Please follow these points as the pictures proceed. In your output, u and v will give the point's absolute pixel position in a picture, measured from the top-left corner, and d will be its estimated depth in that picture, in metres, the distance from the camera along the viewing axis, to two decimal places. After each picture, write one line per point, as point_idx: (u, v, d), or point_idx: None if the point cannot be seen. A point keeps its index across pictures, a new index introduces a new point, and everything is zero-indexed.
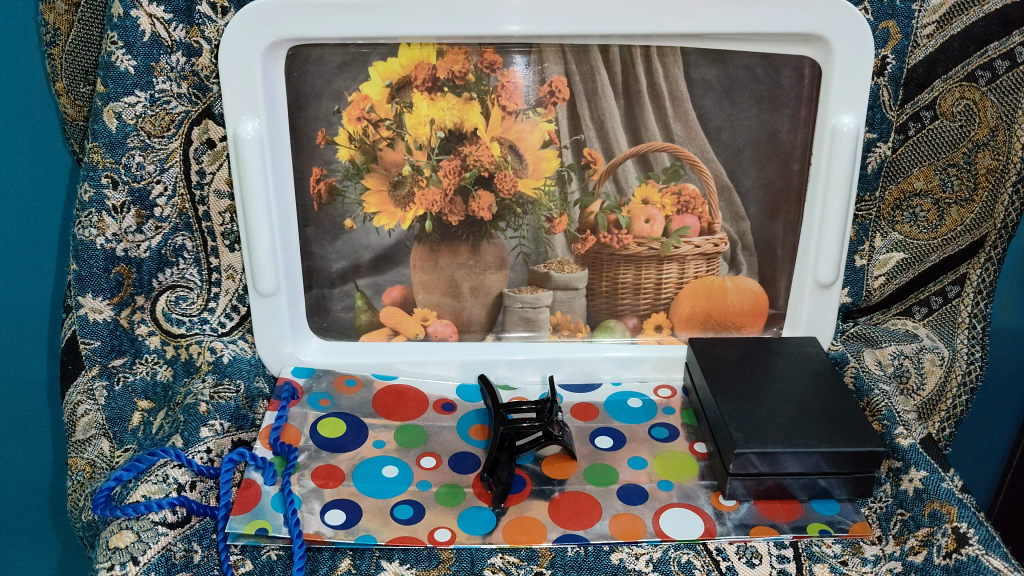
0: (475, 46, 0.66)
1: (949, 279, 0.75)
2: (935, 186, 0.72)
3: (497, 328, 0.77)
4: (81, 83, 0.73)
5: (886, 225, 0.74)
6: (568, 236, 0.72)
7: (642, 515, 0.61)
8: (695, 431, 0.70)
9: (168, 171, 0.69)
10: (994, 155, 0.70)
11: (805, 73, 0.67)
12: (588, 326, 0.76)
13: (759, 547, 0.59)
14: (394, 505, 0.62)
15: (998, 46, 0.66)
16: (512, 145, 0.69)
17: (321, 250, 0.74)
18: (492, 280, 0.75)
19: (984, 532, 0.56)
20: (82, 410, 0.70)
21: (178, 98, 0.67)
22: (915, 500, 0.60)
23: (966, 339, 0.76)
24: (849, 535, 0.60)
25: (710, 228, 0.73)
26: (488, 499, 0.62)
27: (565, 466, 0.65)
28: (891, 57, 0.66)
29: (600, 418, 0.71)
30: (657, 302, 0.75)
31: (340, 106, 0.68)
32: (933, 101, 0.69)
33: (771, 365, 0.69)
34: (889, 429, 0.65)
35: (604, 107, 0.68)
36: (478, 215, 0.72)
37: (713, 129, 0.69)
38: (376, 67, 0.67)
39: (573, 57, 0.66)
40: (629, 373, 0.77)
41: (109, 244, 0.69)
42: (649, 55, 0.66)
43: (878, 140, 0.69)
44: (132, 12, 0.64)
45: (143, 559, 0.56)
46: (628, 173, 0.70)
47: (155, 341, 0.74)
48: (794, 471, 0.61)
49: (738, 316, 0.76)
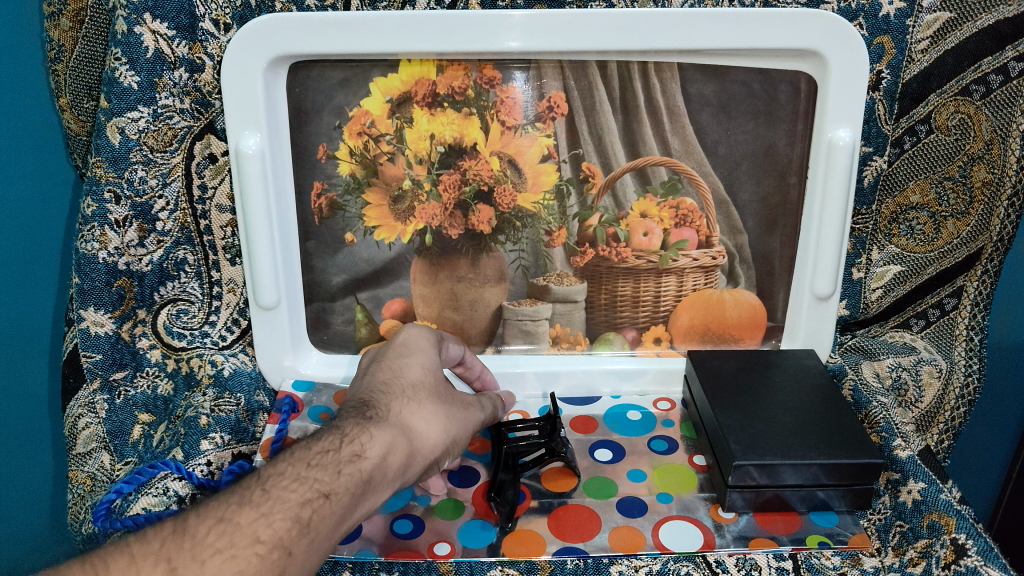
0: (475, 62, 0.67)
1: (947, 291, 0.76)
2: (931, 200, 0.72)
3: (497, 340, 0.78)
4: (84, 98, 0.73)
5: (883, 238, 0.74)
6: (568, 250, 0.73)
7: (641, 528, 0.61)
8: (695, 444, 0.70)
9: (170, 185, 0.70)
10: (989, 169, 0.71)
11: (802, 88, 0.68)
12: (588, 339, 0.77)
13: (758, 560, 0.60)
14: (394, 519, 0.62)
15: (992, 61, 0.67)
16: (512, 160, 0.70)
17: (321, 263, 0.74)
18: (492, 293, 0.75)
19: (983, 543, 0.56)
20: (83, 424, 0.69)
21: (181, 114, 0.68)
22: (914, 511, 0.60)
23: (964, 351, 0.76)
24: (849, 548, 0.60)
25: (709, 241, 0.73)
26: (493, 518, 0.62)
27: (565, 479, 0.65)
28: (886, 72, 0.67)
29: (600, 430, 0.71)
30: (657, 315, 0.76)
31: (340, 122, 0.69)
32: (928, 116, 0.70)
33: (769, 378, 0.69)
34: (887, 442, 0.65)
35: (603, 122, 0.69)
36: (478, 228, 0.72)
37: (711, 143, 0.70)
38: (376, 83, 0.67)
39: (572, 73, 0.67)
40: (629, 386, 0.77)
41: (111, 258, 0.70)
42: (646, 71, 0.67)
43: (874, 154, 0.69)
44: (136, 28, 0.64)
45: None
46: (627, 187, 0.71)
47: (155, 355, 0.74)
48: (793, 483, 0.61)
49: (737, 328, 0.77)
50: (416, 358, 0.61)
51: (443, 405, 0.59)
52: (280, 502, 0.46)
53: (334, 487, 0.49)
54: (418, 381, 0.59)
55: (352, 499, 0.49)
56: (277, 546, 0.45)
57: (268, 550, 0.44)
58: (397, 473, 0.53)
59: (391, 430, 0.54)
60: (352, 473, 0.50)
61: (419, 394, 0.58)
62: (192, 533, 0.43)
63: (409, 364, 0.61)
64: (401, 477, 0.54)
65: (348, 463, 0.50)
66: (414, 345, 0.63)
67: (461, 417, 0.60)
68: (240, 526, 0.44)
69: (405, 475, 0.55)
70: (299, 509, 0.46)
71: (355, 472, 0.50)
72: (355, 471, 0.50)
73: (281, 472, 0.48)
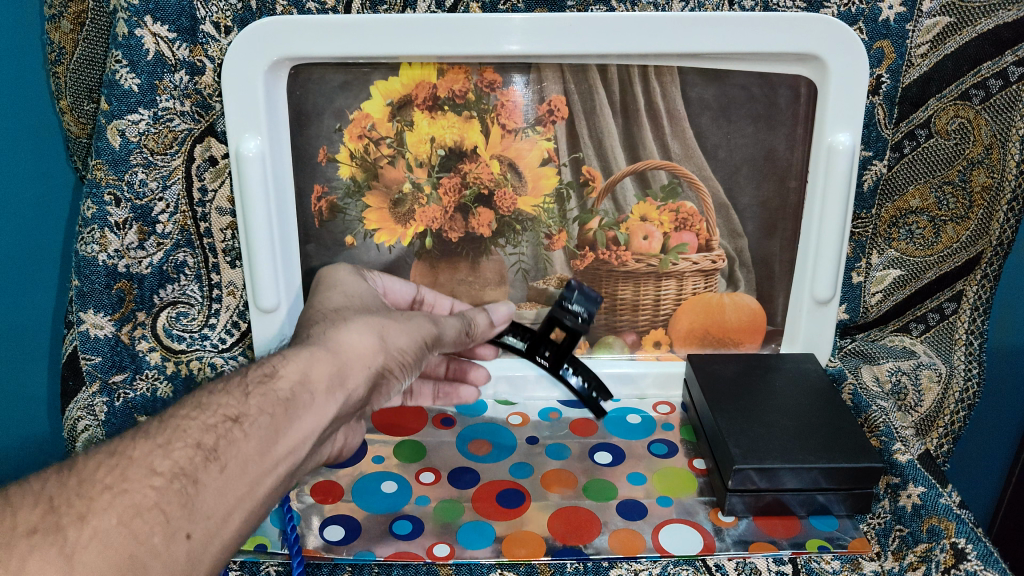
0: (475, 65, 0.67)
1: (946, 295, 0.76)
2: (931, 204, 0.72)
3: (496, 344, 0.77)
4: (85, 100, 0.73)
5: (882, 242, 0.74)
6: (568, 253, 0.73)
7: (641, 531, 0.61)
8: (695, 448, 0.70)
9: (170, 188, 0.70)
10: (988, 173, 0.71)
11: (801, 92, 0.68)
12: (589, 342, 0.77)
13: (758, 563, 0.60)
14: (394, 521, 0.62)
15: (991, 65, 0.67)
16: (512, 164, 0.70)
17: (321, 267, 0.74)
18: (492, 296, 0.75)
19: (983, 548, 0.56)
20: (82, 426, 0.70)
21: (181, 116, 0.68)
22: (914, 516, 0.60)
23: (964, 355, 0.76)
24: (849, 551, 0.60)
25: (709, 245, 0.74)
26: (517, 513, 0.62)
27: (565, 481, 0.65)
28: (886, 76, 0.67)
29: (598, 434, 0.71)
30: (656, 319, 0.76)
31: (341, 125, 0.69)
32: (928, 120, 0.70)
33: (769, 382, 0.69)
34: (887, 445, 0.65)
35: (603, 125, 0.69)
36: (478, 232, 0.72)
37: (710, 147, 0.70)
38: (376, 86, 0.68)
39: (572, 77, 0.67)
40: (628, 390, 0.77)
41: (111, 260, 0.70)
42: (647, 75, 0.67)
43: (873, 158, 0.69)
44: (136, 31, 0.64)
45: None
46: (627, 191, 0.71)
47: (155, 357, 0.74)
48: (793, 487, 0.61)
49: (737, 332, 0.77)
50: (340, 291, 0.69)
51: (374, 318, 0.64)
52: (179, 431, 0.46)
53: (244, 411, 0.50)
54: (342, 306, 0.66)
55: (270, 420, 0.50)
56: (176, 477, 0.44)
57: (166, 481, 0.43)
58: (326, 392, 0.55)
59: (315, 350, 0.57)
60: (263, 394, 0.51)
61: (348, 308, 0.65)
62: (79, 472, 0.42)
63: (332, 296, 0.69)
64: (340, 387, 0.57)
65: (256, 385, 0.52)
66: (340, 281, 0.71)
67: (400, 327, 0.64)
68: (133, 459, 0.44)
69: (342, 391, 0.57)
70: (201, 436, 0.47)
71: (267, 393, 0.51)
72: (267, 391, 0.52)
73: (178, 413, 0.48)
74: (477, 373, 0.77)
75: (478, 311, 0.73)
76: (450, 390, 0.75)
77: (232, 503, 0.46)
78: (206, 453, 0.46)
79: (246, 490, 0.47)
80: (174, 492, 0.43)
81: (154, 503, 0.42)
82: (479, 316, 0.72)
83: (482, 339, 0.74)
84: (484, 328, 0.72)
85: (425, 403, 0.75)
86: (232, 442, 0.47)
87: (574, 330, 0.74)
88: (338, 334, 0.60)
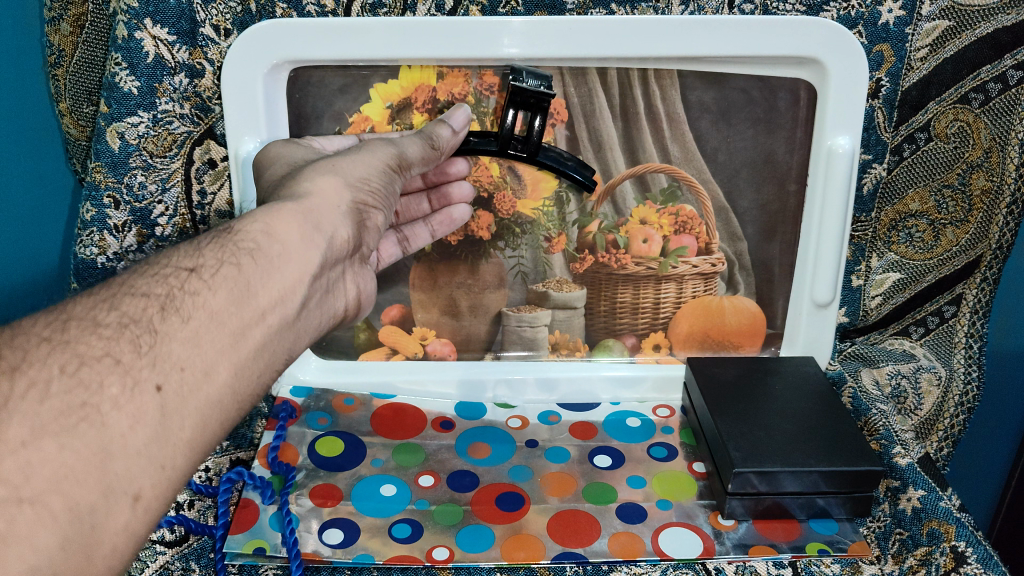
0: (475, 68, 0.67)
1: (946, 299, 0.76)
2: (930, 207, 0.72)
3: (496, 346, 0.78)
4: (84, 103, 0.73)
5: (882, 245, 0.74)
6: (567, 256, 0.73)
7: (641, 534, 0.61)
8: (694, 451, 0.70)
9: (169, 190, 0.69)
10: (987, 177, 0.71)
11: (801, 95, 0.68)
12: (588, 346, 0.77)
13: (758, 567, 0.60)
14: (393, 524, 0.61)
15: (991, 69, 0.67)
16: (511, 166, 0.70)
17: None
18: (491, 298, 0.75)
19: (983, 551, 0.56)
20: None
21: (181, 119, 0.67)
22: (914, 519, 0.60)
23: (963, 358, 0.76)
24: (849, 555, 0.60)
25: (709, 248, 0.74)
26: (514, 517, 0.62)
27: (565, 484, 0.65)
28: (885, 80, 0.66)
29: (599, 437, 0.71)
30: (656, 323, 0.76)
31: (340, 127, 0.69)
32: (927, 123, 0.69)
33: (768, 384, 0.69)
34: (887, 449, 0.65)
35: (603, 128, 0.69)
36: (478, 234, 0.73)
37: (710, 150, 0.70)
38: (376, 88, 0.68)
39: (571, 79, 0.67)
40: (628, 392, 0.77)
41: (109, 263, 0.70)
42: (646, 78, 0.67)
43: (872, 162, 0.69)
44: (136, 34, 0.63)
45: (154, 564, 0.61)
46: (627, 194, 0.71)
47: None
48: (793, 490, 0.61)
49: (737, 335, 0.77)
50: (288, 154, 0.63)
51: (322, 163, 0.57)
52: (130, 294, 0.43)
53: (200, 262, 0.46)
54: (286, 173, 0.60)
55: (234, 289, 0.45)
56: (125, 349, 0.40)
57: (115, 332, 0.40)
58: (301, 239, 0.50)
59: (280, 206, 0.51)
60: (219, 247, 0.47)
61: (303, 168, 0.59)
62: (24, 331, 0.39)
63: (276, 166, 0.62)
64: (306, 235, 0.51)
65: (211, 241, 0.48)
66: (281, 151, 0.63)
67: (355, 158, 0.58)
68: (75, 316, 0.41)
69: (319, 239, 0.51)
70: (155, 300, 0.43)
71: (228, 246, 0.47)
72: (218, 244, 0.47)
73: (139, 272, 0.45)
74: (459, 189, 0.70)
75: (439, 122, 0.65)
76: (446, 217, 0.71)
77: (213, 358, 0.43)
78: (165, 303, 0.43)
79: (228, 346, 0.44)
80: (127, 341, 0.40)
81: (103, 353, 0.39)
82: (444, 128, 0.64)
83: (450, 152, 0.66)
84: (451, 139, 0.64)
85: (425, 240, 0.72)
86: (192, 294, 0.44)
87: (537, 98, 0.65)
88: (298, 187, 0.54)
